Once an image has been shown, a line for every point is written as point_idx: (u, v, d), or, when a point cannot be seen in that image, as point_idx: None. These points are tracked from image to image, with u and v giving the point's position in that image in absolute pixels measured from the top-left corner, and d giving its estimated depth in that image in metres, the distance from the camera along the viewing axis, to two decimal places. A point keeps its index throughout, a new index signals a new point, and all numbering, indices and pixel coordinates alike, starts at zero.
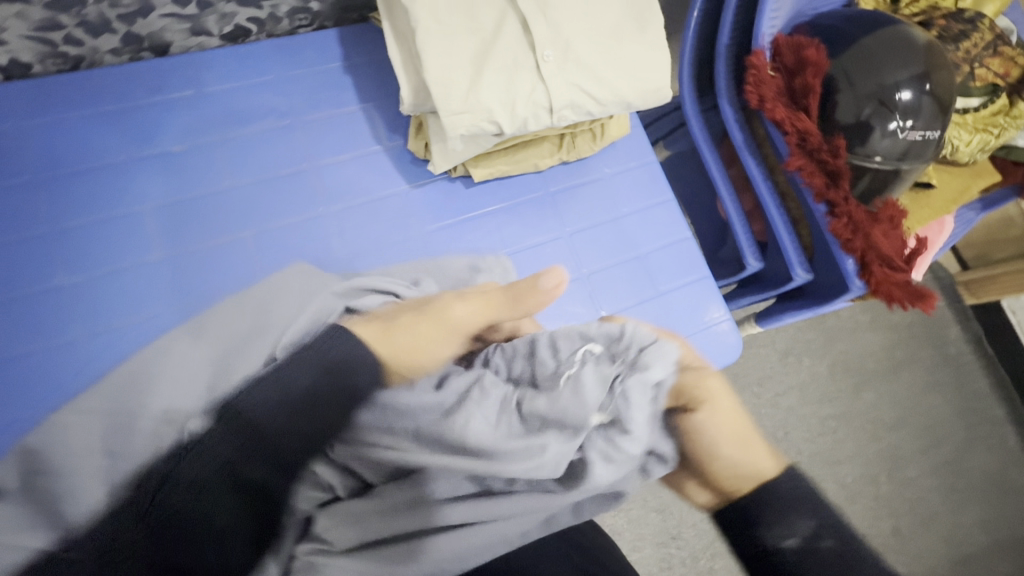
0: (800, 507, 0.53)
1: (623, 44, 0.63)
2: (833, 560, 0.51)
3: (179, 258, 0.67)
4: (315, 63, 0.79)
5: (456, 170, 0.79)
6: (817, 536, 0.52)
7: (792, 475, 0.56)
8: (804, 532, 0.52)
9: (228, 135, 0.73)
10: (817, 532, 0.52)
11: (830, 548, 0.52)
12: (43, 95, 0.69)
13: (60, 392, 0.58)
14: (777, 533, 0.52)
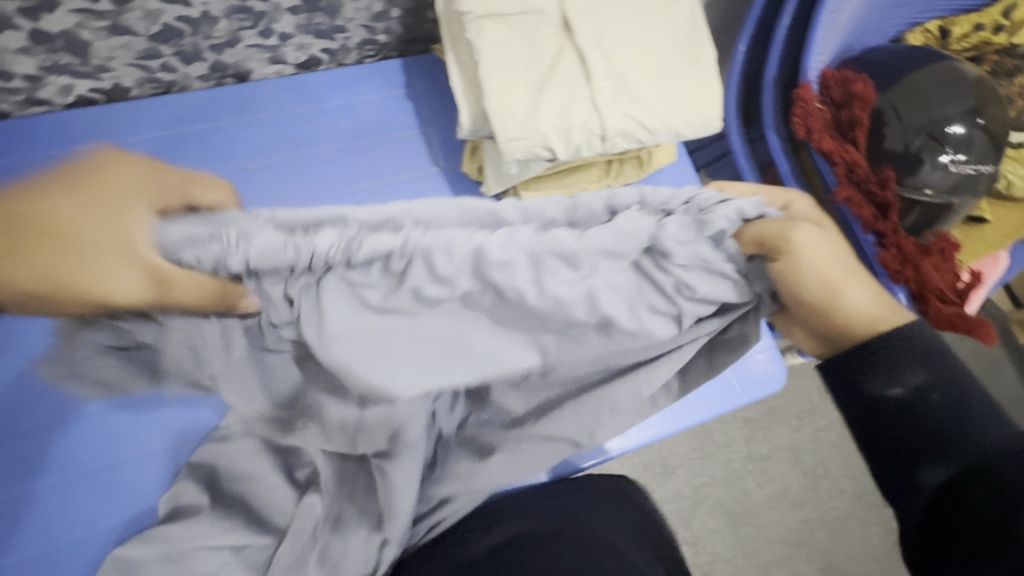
0: (914, 358, 0.42)
1: (675, 76, 0.66)
2: (959, 439, 0.40)
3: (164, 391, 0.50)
4: (380, 91, 0.85)
5: (507, 193, 0.82)
6: (924, 390, 0.42)
7: (904, 326, 0.44)
8: (905, 384, 0.42)
9: (296, 155, 0.79)
10: (923, 385, 0.42)
11: (942, 403, 0.41)
12: (139, 116, 0.76)
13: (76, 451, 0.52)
14: (867, 382, 0.43)
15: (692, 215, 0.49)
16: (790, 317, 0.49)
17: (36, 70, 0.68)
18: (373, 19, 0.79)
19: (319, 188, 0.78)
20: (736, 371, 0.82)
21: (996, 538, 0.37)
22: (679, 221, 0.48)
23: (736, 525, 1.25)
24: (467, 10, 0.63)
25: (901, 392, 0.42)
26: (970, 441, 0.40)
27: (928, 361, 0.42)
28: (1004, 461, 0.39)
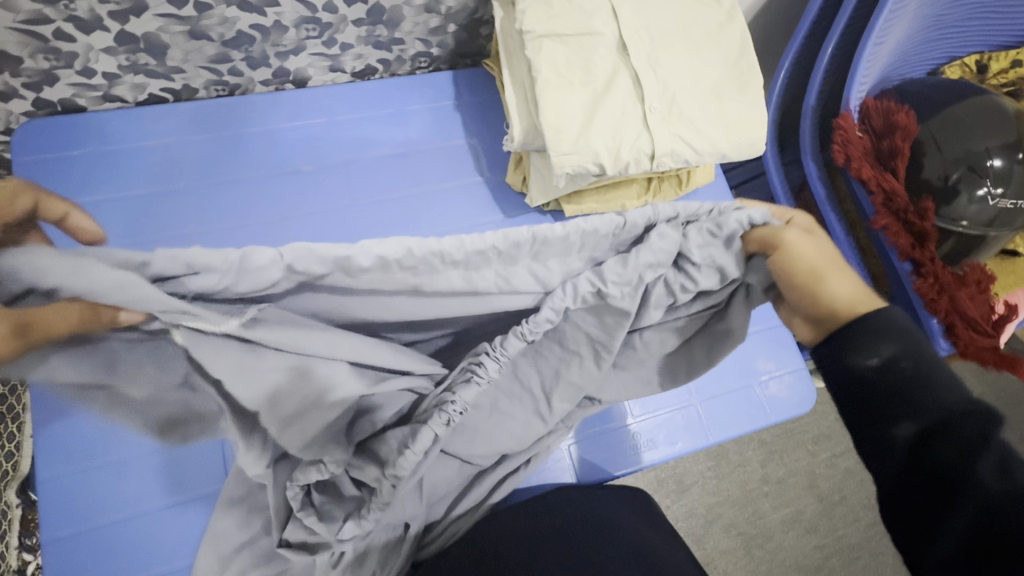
0: (885, 331, 0.38)
1: (724, 101, 0.69)
2: (922, 397, 0.36)
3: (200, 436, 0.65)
4: (430, 100, 0.88)
5: (548, 205, 0.84)
6: (899, 361, 0.37)
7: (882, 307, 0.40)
8: (879, 356, 0.38)
9: (349, 159, 0.82)
10: (896, 355, 0.37)
11: (912, 372, 0.37)
12: (202, 116, 0.80)
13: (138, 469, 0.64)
14: (849, 356, 0.39)
15: (711, 219, 0.47)
16: (790, 307, 0.45)
17: (115, 68, 0.72)
18: (430, 33, 0.83)
19: (368, 193, 0.81)
20: (764, 390, 0.83)
21: (990, 523, 0.33)
22: (700, 228, 0.46)
23: (749, 547, 1.25)
24: (528, 30, 0.67)
25: (877, 363, 0.38)
26: (927, 400, 0.36)
27: (896, 330, 0.38)
28: (960, 420, 0.35)
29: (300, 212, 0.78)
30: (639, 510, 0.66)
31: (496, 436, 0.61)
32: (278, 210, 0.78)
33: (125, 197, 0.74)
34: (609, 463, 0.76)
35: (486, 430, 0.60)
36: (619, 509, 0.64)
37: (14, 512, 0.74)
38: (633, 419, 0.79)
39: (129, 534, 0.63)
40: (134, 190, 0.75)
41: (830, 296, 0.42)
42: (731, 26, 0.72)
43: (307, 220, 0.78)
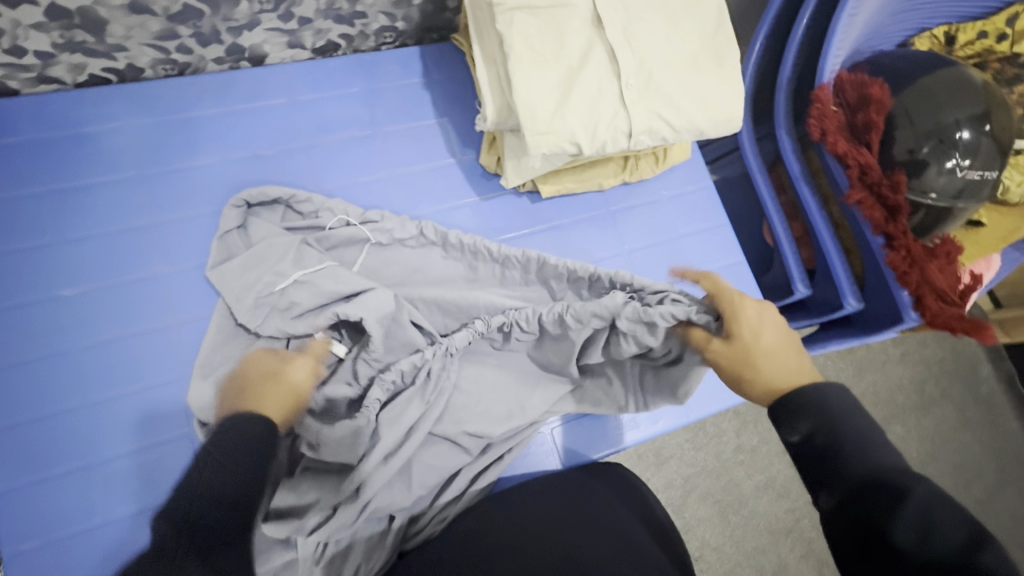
0: (804, 410, 0.47)
1: (701, 76, 0.67)
2: (831, 467, 0.43)
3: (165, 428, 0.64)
4: (397, 78, 0.83)
5: (524, 185, 0.82)
6: (813, 437, 0.45)
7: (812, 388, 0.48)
8: (797, 434, 0.46)
9: (313, 143, 0.78)
10: (810, 432, 0.46)
11: (822, 447, 0.44)
12: (152, 98, 0.74)
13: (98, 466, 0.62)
14: (781, 433, 0.48)
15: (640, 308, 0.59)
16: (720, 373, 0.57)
17: (48, 48, 0.66)
18: (394, 6, 0.78)
19: (335, 178, 0.77)
20: None
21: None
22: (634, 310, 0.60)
23: (725, 513, 1.29)
24: (500, 2, 0.63)
25: (797, 440, 0.47)
26: (837, 474, 0.43)
27: (811, 410, 0.46)
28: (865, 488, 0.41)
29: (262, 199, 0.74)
30: (629, 498, 0.64)
31: (468, 419, 0.69)
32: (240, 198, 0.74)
33: (70, 188, 0.69)
34: (592, 445, 0.76)
35: (467, 416, 0.69)
36: (605, 499, 0.63)
37: None
38: None
39: (96, 541, 0.60)
40: (82, 181, 0.70)
41: (753, 386, 0.52)
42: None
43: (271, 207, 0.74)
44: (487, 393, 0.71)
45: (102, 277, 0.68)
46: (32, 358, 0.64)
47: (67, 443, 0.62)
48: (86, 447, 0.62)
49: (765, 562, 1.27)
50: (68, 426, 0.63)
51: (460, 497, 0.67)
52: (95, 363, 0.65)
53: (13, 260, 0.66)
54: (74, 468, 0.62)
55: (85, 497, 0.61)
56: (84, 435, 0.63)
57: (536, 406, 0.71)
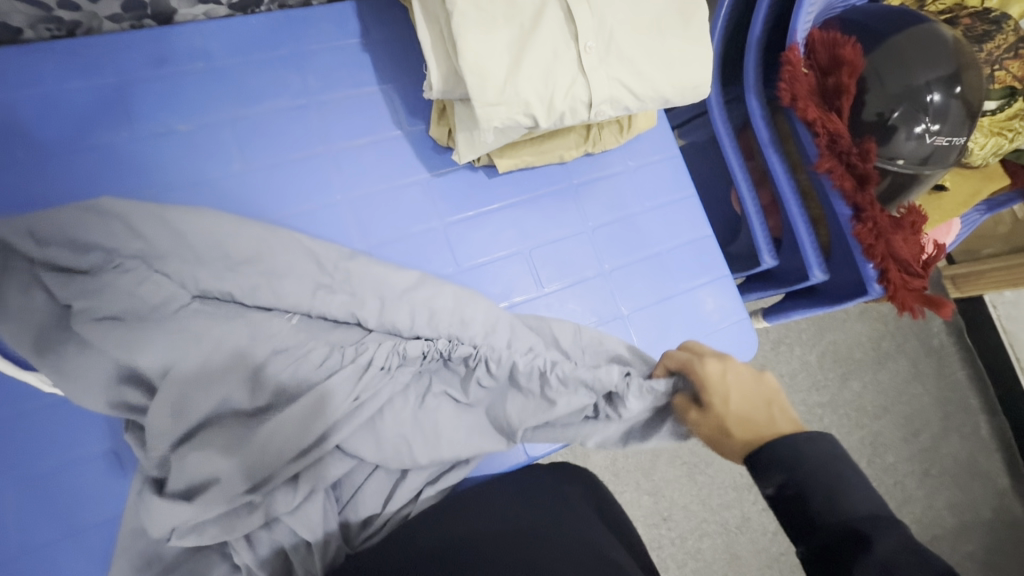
0: (776, 461, 0.45)
1: (667, 36, 0.61)
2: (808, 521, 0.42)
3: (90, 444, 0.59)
4: (331, 38, 0.74)
5: (479, 160, 0.75)
6: (785, 489, 0.44)
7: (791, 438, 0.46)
8: (772, 486, 0.45)
9: (237, 115, 0.69)
10: (785, 486, 0.44)
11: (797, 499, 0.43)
12: (38, 65, 0.63)
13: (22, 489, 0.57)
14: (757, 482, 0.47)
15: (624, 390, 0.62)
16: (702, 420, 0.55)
17: None
18: None
19: (264, 155, 0.69)
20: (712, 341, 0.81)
21: None
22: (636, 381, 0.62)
23: (692, 474, 1.32)
24: None
25: (772, 494, 0.45)
26: (815, 527, 0.42)
27: (785, 464, 0.45)
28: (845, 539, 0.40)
29: (180, 182, 0.65)
30: (599, 510, 0.64)
31: (388, 448, 0.61)
32: (154, 181, 0.65)
33: None
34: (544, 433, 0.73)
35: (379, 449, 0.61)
36: (579, 512, 0.61)
37: None
38: None
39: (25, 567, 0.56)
40: None
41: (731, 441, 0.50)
42: None
43: (191, 190, 0.66)
44: (405, 421, 0.62)
45: None
46: None
47: None
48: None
49: (729, 517, 1.32)
50: None
51: (417, 497, 0.64)
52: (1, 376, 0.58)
53: None
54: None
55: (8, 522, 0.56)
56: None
57: (459, 437, 0.63)
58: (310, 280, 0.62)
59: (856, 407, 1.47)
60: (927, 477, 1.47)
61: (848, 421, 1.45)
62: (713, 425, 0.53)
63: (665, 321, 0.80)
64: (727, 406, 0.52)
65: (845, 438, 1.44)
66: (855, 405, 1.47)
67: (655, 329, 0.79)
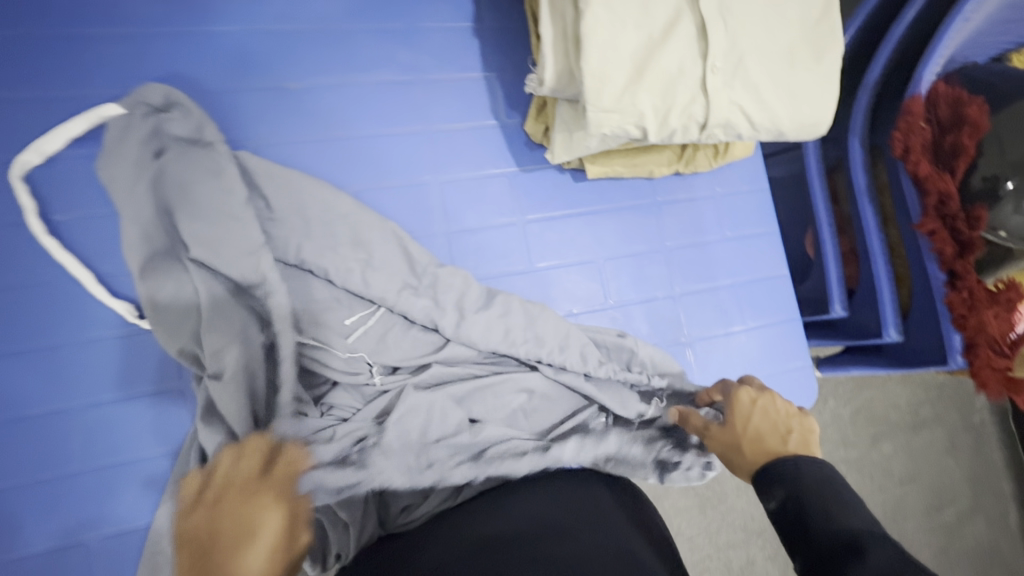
0: (780, 479, 0.46)
1: (796, 68, 0.59)
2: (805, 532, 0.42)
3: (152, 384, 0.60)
4: (445, 18, 0.74)
5: (569, 162, 0.74)
6: (785, 503, 0.45)
7: (799, 459, 0.47)
8: (774, 500, 0.46)
9: (345, 82, 0.69)
10: (785, 500, 0.45)
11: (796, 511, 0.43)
12: (169, 5, 0.65)
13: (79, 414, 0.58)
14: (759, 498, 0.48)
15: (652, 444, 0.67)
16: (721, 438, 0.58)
17: None
18: None
19: (362, 124, 0.69)
20: (771, 385, 0.79)
21: None
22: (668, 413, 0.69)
23: (704, 507, 1.29)
24: None
25: (774, 508, 0.45)
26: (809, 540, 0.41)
27: (787, 479, 0.46)
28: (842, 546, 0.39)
29: (279, 138, 0.66)
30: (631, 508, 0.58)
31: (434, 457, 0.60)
32: (257, 134, 0.66)
33: (67, 97, 0.61)
34: None
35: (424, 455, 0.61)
36: (595, 508, 0.56)
37: None
38: None
39: (70, 493, 0.57)
40: (77, 92, 0.61)
41: (746, 458, 0.54)
42: None
43: (288, 147, 0.66)
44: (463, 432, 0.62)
45: (91, 205, 0.60)
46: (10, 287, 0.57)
47: (47, 387, 0.57)
48: (67, 387, 0.58)
49: (735, 557, 1.29)
50: (49, 368, 0.58)
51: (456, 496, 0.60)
52: (82, 300, 0.59)
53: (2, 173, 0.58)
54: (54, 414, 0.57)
55: (63, 445, 0.57)
56: (67, 379, 0.58)
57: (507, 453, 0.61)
58: (398, 278, 0.64)
59: (884, 470, 1.42)
60: (945, 555, 1.41)
61: (873, 483, 1.40)
62: (729, 441, 0.57)
63: (728, 354, 0.78)
64: (746, 426, 0.56)
65: (867, 500, 1.39)
66: (883, 468, 1.42)
67: (716, 361, 0.77)
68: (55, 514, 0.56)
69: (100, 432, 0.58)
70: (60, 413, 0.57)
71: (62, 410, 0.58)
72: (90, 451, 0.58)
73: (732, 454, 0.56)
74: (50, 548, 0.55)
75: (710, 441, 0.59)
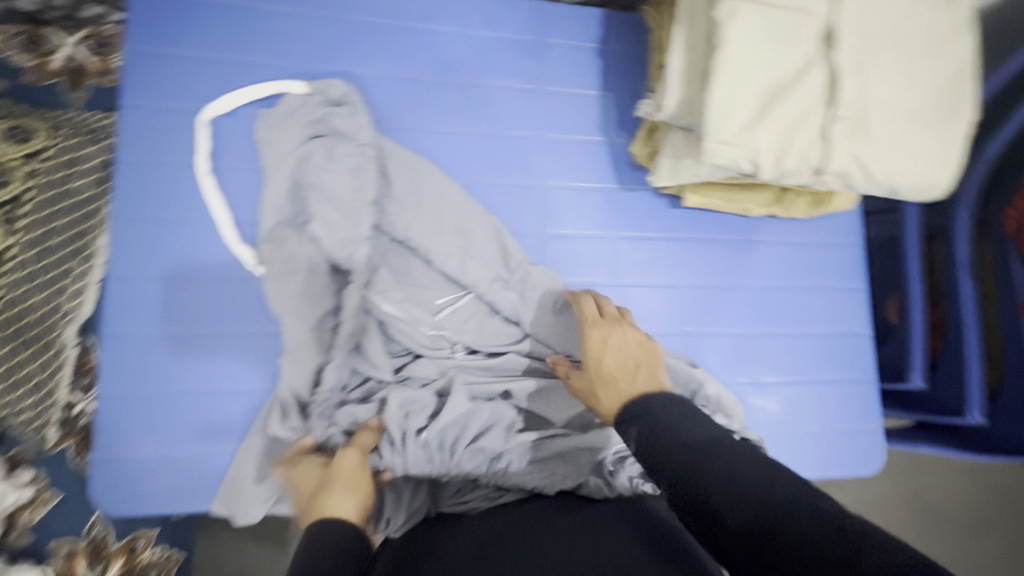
0: (634, 417, 0.51)
1: (921, 130, 0.59)
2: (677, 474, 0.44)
3: (260, 328, 0.64)
4: (571, 36, 0.78)
5: (668, 188, 0.76)
6: (639, 439, 0.49)
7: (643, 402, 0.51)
8: (630, 439, 0.50)
9: (472, 82, 0.74)
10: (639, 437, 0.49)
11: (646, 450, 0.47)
12: None
13: (195, 345, 0.63)
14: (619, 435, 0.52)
15: None
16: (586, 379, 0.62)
17: None
18: None
19: (481, 124, 0.74)
20: (836, 444, 0.77)
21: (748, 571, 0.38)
22: None
23: None
24: None
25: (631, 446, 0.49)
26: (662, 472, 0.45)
27: (640, 417, 0.50)
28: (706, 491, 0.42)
29: (406, 124, 0.71)
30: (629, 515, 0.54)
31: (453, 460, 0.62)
32: (387, 117, 0.71)
33: (234, 61, 0.68)
34: None
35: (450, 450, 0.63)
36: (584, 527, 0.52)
37: (68, 351, 0.72)
38: None
39: (173, 412, 0.61)
40: (243, 57, 0.68)
41: (607, 396, 0.57)
42: (956, 44, 0.60)
43: (413, 133, 0.72)
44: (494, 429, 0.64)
45: (237, 158, 0.66)
46: (156, 219, 0.64)
47: (172, 313, 0.63)
48: (193, 316, 0.63)
49: None
50: (177, 297, 0.63)
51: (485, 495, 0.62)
52: (212, 241, 0.65)
53: (171, 118, 0.66)
54: (176, 340, 0.62)
55: (177, 368, 0.62)
56: (188, 309, 0.63)
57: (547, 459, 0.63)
58: (492, 270, 0.68)
59: None
60: None
61: None
62: (588, 380, 0.61)
63: (797, 403, 0.77)
64: (598, 361, 0.60)
65: None
66: None
67: (785, 408, 0.77)
68: (163, 430, 0.61)
69: (208, 364, 0.63)
70: (179, 340, 0.62)
71: (180, 338, 0.62)
72: (198, 378, 0.62)
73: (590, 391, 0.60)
74: (149, 455, 0.61)
75: (574, 379, 0.64)
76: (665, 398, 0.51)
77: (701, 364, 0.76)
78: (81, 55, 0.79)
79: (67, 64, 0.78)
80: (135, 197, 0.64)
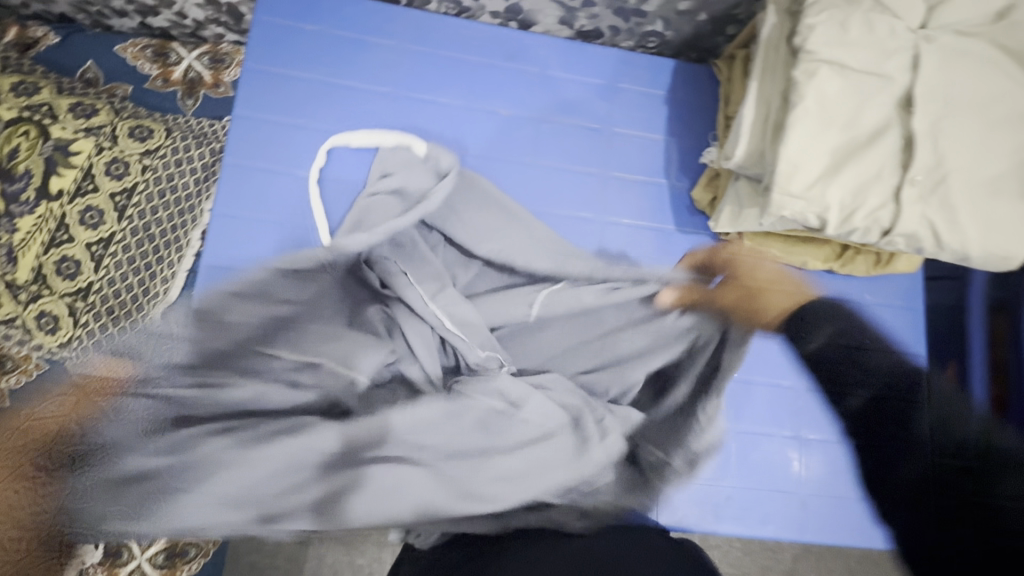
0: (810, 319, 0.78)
1: (1000, 199, 0.59)
2: None
3: (321, 327, 0.69)
4: (644, 83, 0.82)
5: (727, 235, 0.78)
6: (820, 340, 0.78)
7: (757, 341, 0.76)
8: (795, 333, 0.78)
9: (545, 118, 0.79)
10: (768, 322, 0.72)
11: None
12: (429, 28, 0.78)
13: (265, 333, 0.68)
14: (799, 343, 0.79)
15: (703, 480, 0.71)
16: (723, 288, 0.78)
17: None
18: (677, 15, 0.77)
19: (549, 157, 0.78)
20: (873, 511, 0.76)
21: None
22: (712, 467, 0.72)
23: None
24: (809, 50, 0.59)
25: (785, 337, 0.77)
26: None
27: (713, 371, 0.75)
28: None
29: (480, 152, 0.76)
30: None
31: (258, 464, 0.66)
32: (464, 143, 0.76)
33: (334, 83, 0.75)
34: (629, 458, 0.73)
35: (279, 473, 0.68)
36: None
37: None
38: (728, 484, 0.72)
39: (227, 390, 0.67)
40: (342, 80, 0.75)
41: (771, 310, 0.79)
42: None
43: (486, 160, 0.76)
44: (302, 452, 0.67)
45: (327, 171, 0.72)
46: (249, 217, 0.70)
47: (250, 304, 0.68)
48: (267, 309, 0.68)
49: None
50: (254, 288, 0.69)
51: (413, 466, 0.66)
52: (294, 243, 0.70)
53: (274, 129, 0.73)
54: (246, 326, 0.68)
55: (241, 350, 0.68)
56: (263, 301, 0.68)
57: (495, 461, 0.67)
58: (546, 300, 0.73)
59: None
60: None
61: None
62: (739, 292, 0.78)
63: (839, 464, 0.76)
64: (738, 262, 0.79)
65: None
66: None
67: (825, 467, 0.76)
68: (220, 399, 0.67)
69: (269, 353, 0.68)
70: (249, 327, 0.68)
71: (251, 324, 0.68)
72: (257, 360, 0.68)
73: (749, 304, 0.78)
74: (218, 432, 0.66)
75: (723, 293, 0.78)
76: (810, 302, 0.80)
77: (747, 413, 0.75)
78: (198, 68, 0.88)
79: (185, 75, 0.88)
80: (234, 197, 0.70)
